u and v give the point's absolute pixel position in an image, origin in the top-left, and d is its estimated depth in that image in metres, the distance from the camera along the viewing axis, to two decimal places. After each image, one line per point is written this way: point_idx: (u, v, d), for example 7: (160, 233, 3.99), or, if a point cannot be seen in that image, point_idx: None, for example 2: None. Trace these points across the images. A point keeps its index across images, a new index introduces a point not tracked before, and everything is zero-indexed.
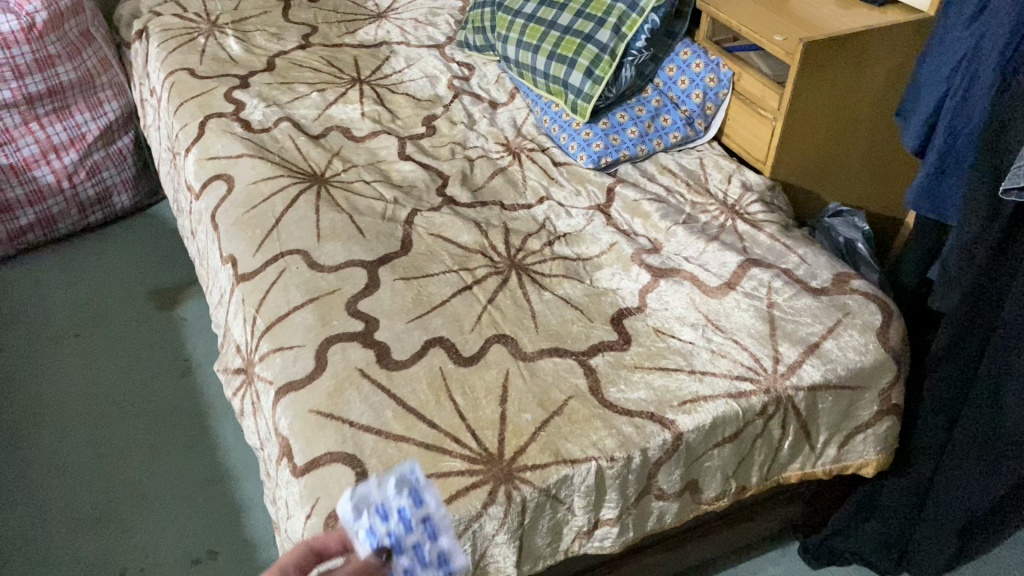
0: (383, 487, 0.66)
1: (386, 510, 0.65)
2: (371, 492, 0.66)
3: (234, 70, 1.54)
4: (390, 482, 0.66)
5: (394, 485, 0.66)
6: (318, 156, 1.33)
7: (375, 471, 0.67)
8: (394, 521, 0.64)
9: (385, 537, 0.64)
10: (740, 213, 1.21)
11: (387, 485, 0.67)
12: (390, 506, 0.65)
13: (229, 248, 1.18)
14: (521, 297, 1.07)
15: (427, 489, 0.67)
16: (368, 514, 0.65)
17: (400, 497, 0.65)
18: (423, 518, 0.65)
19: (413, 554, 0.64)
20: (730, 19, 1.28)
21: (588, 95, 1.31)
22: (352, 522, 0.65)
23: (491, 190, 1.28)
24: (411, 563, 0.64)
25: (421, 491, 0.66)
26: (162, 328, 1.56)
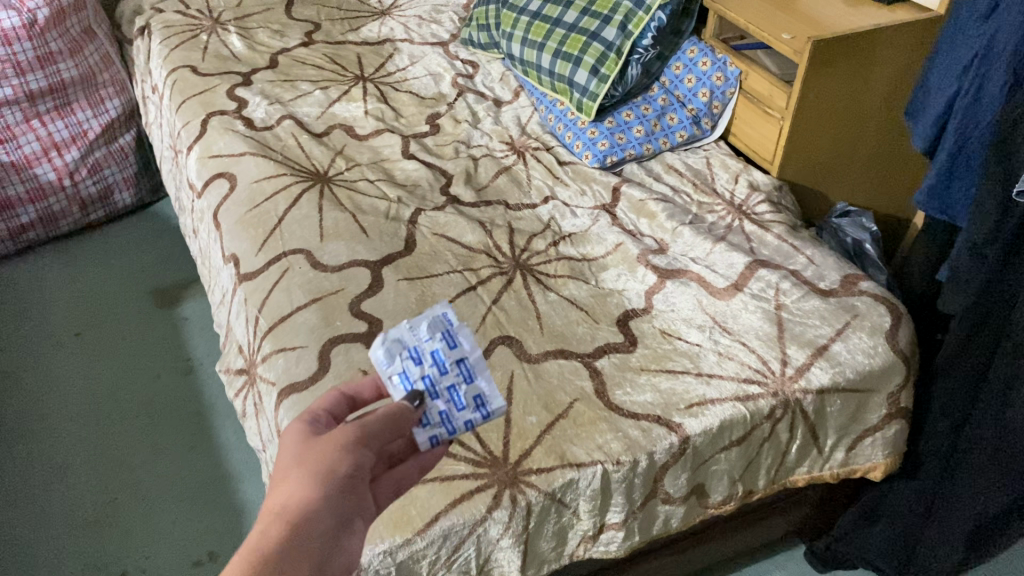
0: (415, 331, 0.69)
1: (419, 353, 0.67)
2: (403, 336, 0.68)
3: (237, 67, 1.53)
4: (423, 325, 0.68)
5: (427, 329, 0.69)
6: (321, 155, 1.32)
7: (408, 316, 0.69)
8: (428, 364, 0.67)
9: (421, 379, 0.67)
10: (747, 213, 1.20)
11: (420, 329, 0.69)
12: (422, 349, 0.68)
13: (231, 247, 1.17)
14: (526, 299, 1.06)
15: (459, 332, 0.69)
16: (402, 358, 0.67)
17: (434, 339, 0.68)
18: (457, 360, 0.68)
19: (448, 396, 0.67)
20: (737, 17, 1.27)
21: (594, 94, 1.30)
22: (385, 366, 0.67)
23: (495, 190, 1.27)
24: (447, 404, 0.66)
25: (454, 335, 0.69)
26: (163, 328, 1.55)
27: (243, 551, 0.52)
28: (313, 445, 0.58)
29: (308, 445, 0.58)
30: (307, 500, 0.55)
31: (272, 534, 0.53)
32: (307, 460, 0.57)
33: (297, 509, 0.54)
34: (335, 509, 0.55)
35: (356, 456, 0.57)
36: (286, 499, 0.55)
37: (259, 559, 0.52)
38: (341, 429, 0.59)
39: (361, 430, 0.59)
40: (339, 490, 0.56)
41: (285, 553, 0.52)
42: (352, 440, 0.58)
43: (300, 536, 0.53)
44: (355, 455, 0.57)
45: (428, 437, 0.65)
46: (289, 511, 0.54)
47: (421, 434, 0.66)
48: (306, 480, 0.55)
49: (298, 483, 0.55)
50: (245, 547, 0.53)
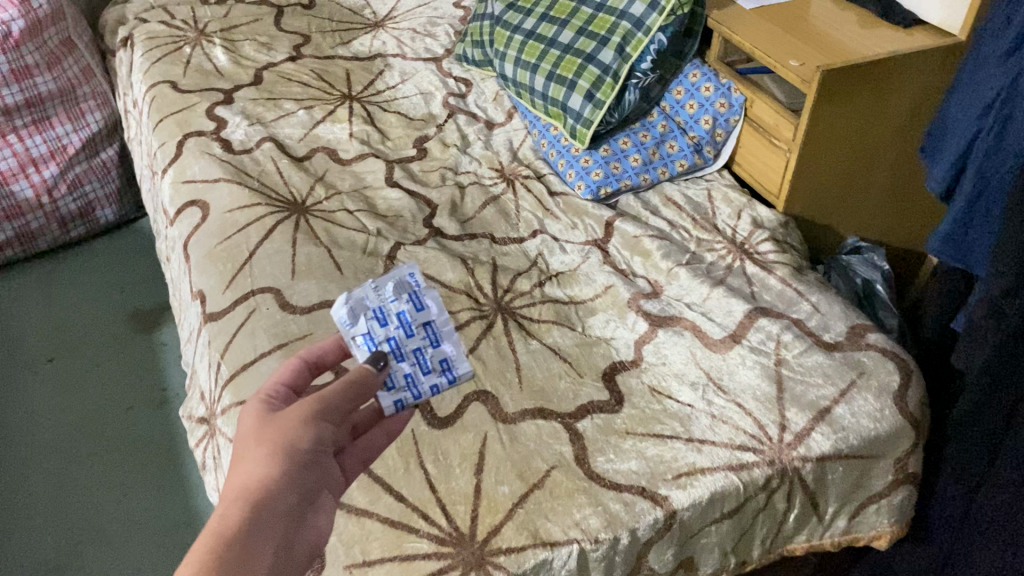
0: (382, 292, 0.76)
1: (385, 315, 0.75)
2: (369, 297, 0.76)
3: (219, 83, 1.46)
4: (388, 288, 0.76)
5: (392, 290, 0.77)
6: (300, 181, 1.25)
7: (374, 279, 0.76)
8: (394, 327, 0.75)
9: (387, 340, 0.75)
10: (749, 252, 1.12)
11: (385, 289, 0.77)
12: (388, 310, 0.76)
13: (199, 282, 1.11)
14: (506, 347, 0.98)
15: (424, 294, 0.77)
16: (368, 320, 0.75)
17: (400, 302, 0.76)
18: (422, 323, 0.76)
19: (415, 358, 0.76)
20: (742, 40, 1.19)
21: (588, 120, 1.22)
22: (350, 326, 0.75)
23: (482, 222, 1.20)
24: (413, 367, 0.75)
25: (420, 297, 0.77)
26: (140, 354, 1.49)
27: (210, 530, 0.57)
28: (273, 422, 0.63)
29: (267, 422, 0.63)
30: (270, 478, 0.60)
31: (236, 513, 0.58)
32: (269, 437, 0.62)
33: (259, 487, 0.60)
34: (298, 485, 0.61)
35: (317, 431, 0.64)
36: (250, 477, 0.60)
37: (228, 535, 0.56)
38: (299, 405, 0.64)
39: (321, 404, 0.65)
40: (301, 465, 0.62)
41: (252, 527, 0.58)
42: (313, 415, 0.64)
43: (263, 510, 0.59)
44: (314, 431, 0.63)
45: (393, 401, 0.74)
46: (253, 489, 0.59)
47: (388, 398, 0.74)
48: (269, 458, 0.61)
49: (260, 461, 0.61)
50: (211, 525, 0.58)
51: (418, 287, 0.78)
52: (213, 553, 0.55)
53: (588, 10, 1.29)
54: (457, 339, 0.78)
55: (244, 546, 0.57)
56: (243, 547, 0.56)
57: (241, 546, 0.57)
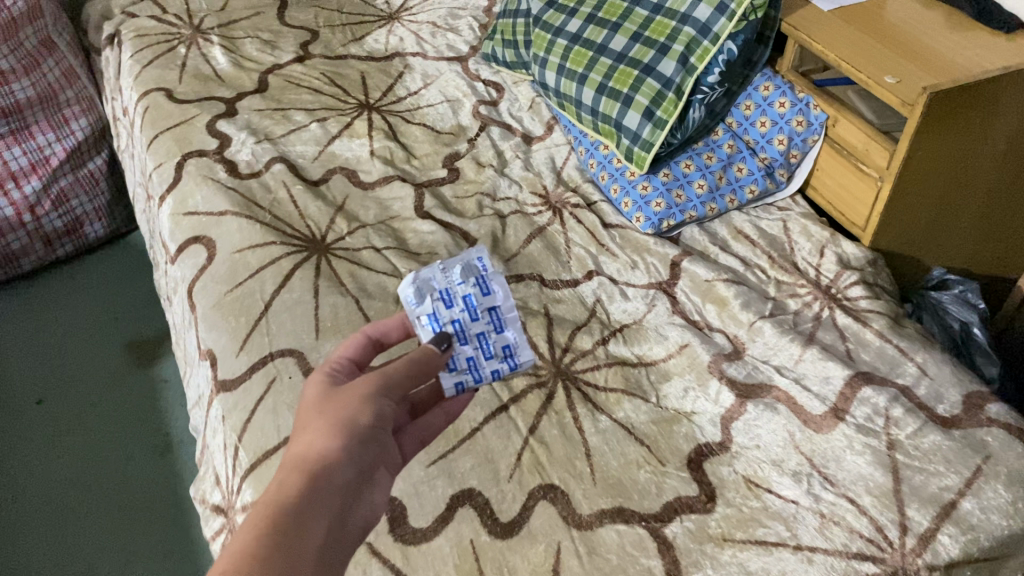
0: (449, 275, 0.77)
1: (451, 296, 0.76)
2: (435, 278, 0.76)
3: (219, 90, 1.30)
4: (456, 270, 0.77)
5: (459, 273, 0.77)
6: (317, 212, 1.09)
7: (442, 261, 0.77)
8: (459, 309, 0.76)
9: (452, 322, 0.75)
10: (839, 299, 0.98)
11: (453, 271, 0.77)
12: (454, 292, 0.76)
13: (208, 339, 0.96)
14: (572, 427, 0.84)
15: (490, 279, 0.77)
16: (433, 300, 0.75)
17: (467, 285, 0.76)
18: (488, 307, 0.77)
19: (478, 342, 0.76)
20: (827, 51, 1.04)
21: (648, 142, 1.07)
22: (415, 306, 0.75)
23: (528, 258, 1.05)
24: (476, 351, 0.76)
25: (486, 282, 0.77)
26: (138, 393, 1.34)
27: (270, 497, 0.58)
28: (335, 397, 0.65)
29: (330, 397, 0.65)
30: (330, 450, 0.61)
31: (295, 481, 0.59)
32: (331, 410, 0.63)
33: (319, 457, 0.61)
34: (356, 458, 0.62)
35: (377, 407, 0.65)
36: (311, 446, 0.61)
37: (286, 500, 0.57)
38: (361, 382, 0.66)
39: (382, 380, 0.66)
40: (360, 438, 0.63)
41: (312, 494, 0.59)
42: (373, 391, 0.65)
43: (322, 480, 0.60)
44: (375, 407, 0.64)
45: (454, 383, 0.75)
46: (313, 459, 0.60)
47: (449, 379, 0.75)
48: (331, 431, 0.62)
49: (321, 433, 0.62)
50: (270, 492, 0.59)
51: (486, 272, 0.78)
52: (272, 517, 0.56)
53: (643, 12, 1.12)
54: (521, 327, 0.78)
55: (303, 512, 0.58)
56: (301, 511, 0.57)
57: (301, 512, 0.57)
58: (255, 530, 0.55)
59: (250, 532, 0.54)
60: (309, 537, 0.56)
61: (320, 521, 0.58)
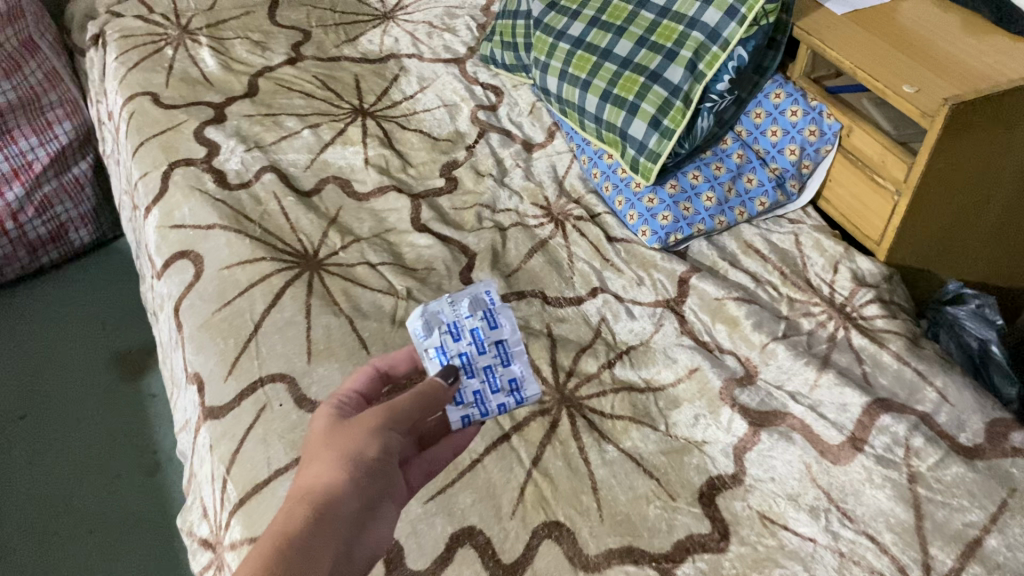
0: (457, 308, 0.75)
1: (458, 329, 0.74)
2: (443, 311, 0.74)
3: (207, 95, 1.25)
4: (464, 303, 0.75)
5: (467, 306, 0.75)
6: (309, 225, 1.05)
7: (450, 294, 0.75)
8: (466, 342, 0.73)
9: (459, 355, 0.73)
10: (855, 319, 0.94)
11: (461, 305, 0.76)
12: (462, 325, 0.74)
13: (196, 362, 0.92)
14: (577, 458, 0.80)
15: (498, 312, 0.75)
16: (441, 333, 0.73)
17: (475, 318, 0.74)
18: (495, 341, 0.74)
19: (485, 375, 0.73)
20: (843, 59, 0.99)
21: (654, 153, 1.02)
22: (423, 338, 0.73)
23: (529, 274, 1.01)
24: (482, 384, 0.73)
25: (494, 315, 0.75)
26: (125, 409, 1.30)
27: (273, 532, 0.55)
28: (342, 429, 0.61)
29: (337, 429, 0.62)
30: (335, 485, 0.57)
31: (298, 516, 0.55)
32: (338, 443, 0.60)
33: (324, 494, 0.57)
34: (362, 493, 0.59)
35: (385, 439, 0.61)
36: (316, 480, 0.58)
37: (288, 537, 0.54)
38: (369, 413, 0.62)
39: (389, 412, 0.63)
40: (367, 472, 0.59)
41: (316, 531, 0.55)
42: (380, 423, 0.62)
43: (326, 516, 0.56)
44: (382, 439, 0.61)
45: (460, 417, 0.72)
46: (318, 494, 0.57)
47: (455, 413, 0.72)
48: (337, 464, 0.58)
49: (327, 466, 0.59)
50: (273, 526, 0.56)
51: (494, 306, 0.76)
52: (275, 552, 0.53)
53: (649, 15, 1.08)
54: (528, 361, 0.76)
55: (307, 547, 0.54)
56: (305, 547, 0.54)
57: (305, 548, 0.54)
58: (256, 569, 0.51)
59: (251, 571, 0.50)
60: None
61: (324, 558, 0.55)
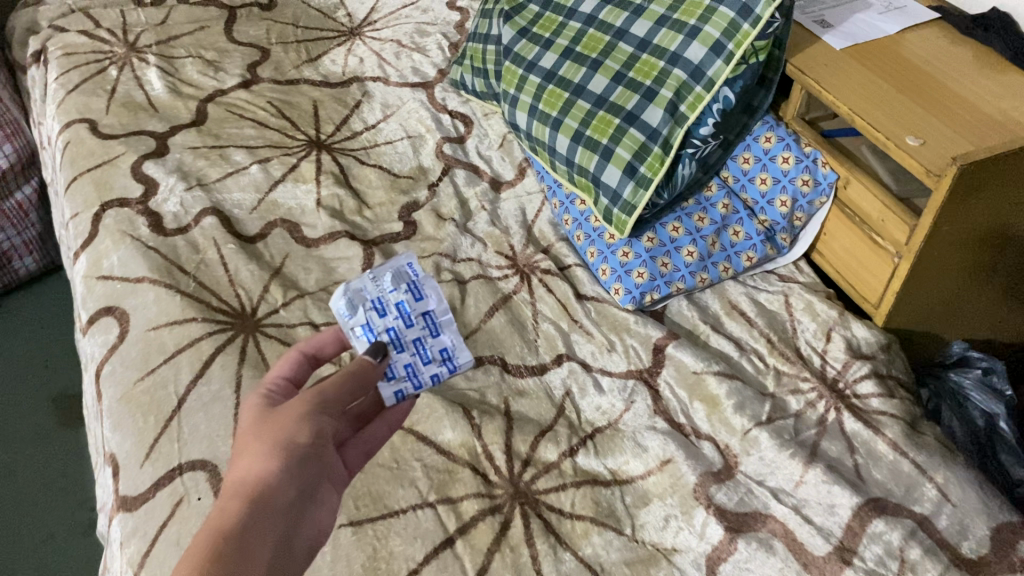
0: (380, 283, 0.72)
1: (383, 305, 0.71)
2: (366, 287, 0.72)
3: (150, 123, 1.15)
4: (387, 277, 0.72)
5: (390, 280, 0.73)
6: (249, 278, 0.95)
7: (372, 268, 0.72)
8: (393, 317, 0.71)
9: (386, 331, 0.71)
10: (847, 398, 0.85)
11: (383, 278, 0.73)
12: (387, 300, 0.72)
13: (113, 439, 0.82)
14: (528, 570, 0.71)
15: (423, 284, 0.73)
16: (365, 310, 0.71)
17: (399, 292, 0.72)
18: (422, 312, 0.73)
19: (415, 348, 0.72)
20: (840, 103, 0.89)
21: (629, 203, 0.92)
22: (348, 318, 0.71)
23: (488, 336, 0.91)
24: (413, 358, 0.72)
25: (419, 287, 0.73)
26: (65, 457, 1.21)
27: (208, 528, 0.52)
28: (271, 416, 0.59)
29: (265, 418, 0.59)
30: (271, 472, 0.55)
31: (234, 507, 0.53)
32: (268, 431, 0.58)
33: (259, 482, 0.55)
34: (298, 478, 0.57)
35: (317, 423, 0.60)
36: (247, 473, 0.56)
37: (228, 528, 0.52)
38: (298, 399, 0.61)
39: (320, 396, 0.61)
40: (301, 458, 0.57)
41: (255, 519, 0.53)
42: (310, 408, 0.60)
43: (264, 505, 0.54)
44: (314, 423, 0.60)
45: (394, 393, 0.71)
46: (252, 486, 0.55)
47: (387, 389, 0.71)
48: (268, 452, 0.56)
49: (259, 456, 0.56)
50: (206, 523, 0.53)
51: (418, 277, 0.74)
52: (214, 545, 0.50)
53: (627, 48, 0.97)
54: (455, 329, 0.75)
55: (247, 538, 0.52)
56: (245, 539, 0.52)
57: (243, 539, 0.52)
58: (195, 562, 0.49)
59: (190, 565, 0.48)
60: (255, 563, 0.51)
61: (264, 548, 0.52)
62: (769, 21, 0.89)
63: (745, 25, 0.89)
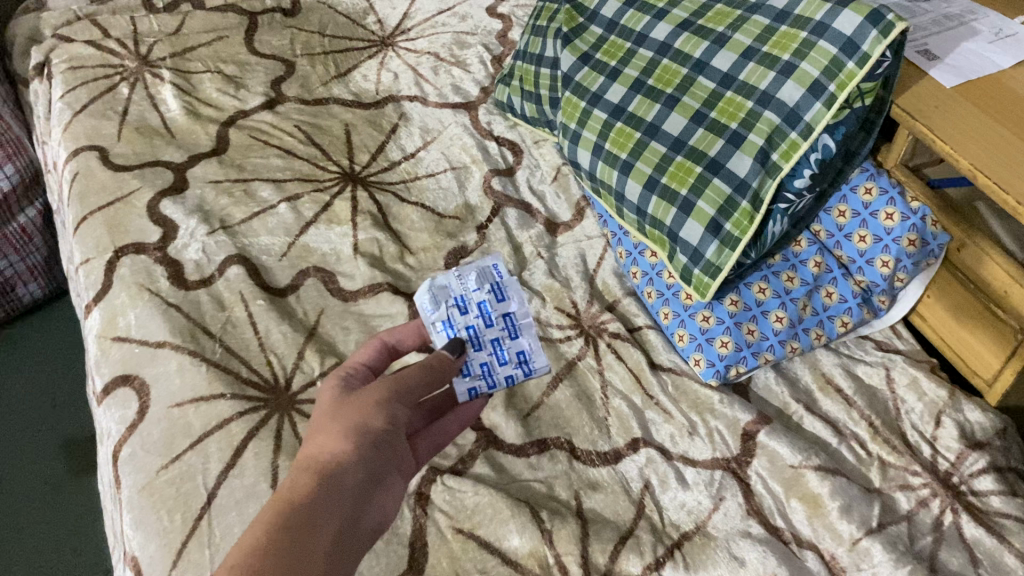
0: (464, 281, 0.77)
1: (466, 303, 0.76)
2: (451, 285, 0.76)
3: (166, 151, 1.04)
4: (471, 277, 0.77)
5: (475, 280, 0.77)
6: (282, 342, 0.85)
7: (458, 267, 0.77)
8: (474, 315, 0.75)
9: (466, 328, 0.75)
10: (965, 496, 0.75)
11: (467, 278, 0.77)
12: (469, 299, 0.76)
13: (133, 539, 0.72)
14: None
15: (506, 286, 0.77)
16: (448, 306, 0.75)
17: (482, 292, 0.76)
18: (503, 313, 0.77)
19: (492, 348, 0.76)
20: (958, 156, 0.78)
21: (713, 265, 0.82)
22: (431, 312, 0.74)
23: (554, 414, 0.81)
24: (490, 356, 0.75)
25: (501, 289, 0.77)
26: (75, 511, 1.11)
27: (280, 496, 0.52)
28: (347, 402, 0.61)
29: (342, 402, 0.61)
30: (342, 451, 0.56)
31: (306, 478, 0.53)
32: (343, 414, 0.59)
33: (331, 457, 0.55)
34: (371, 460, 0.57)
35: (390, 411, 0.61)
36: (320, 451, 0.56)
37: (299, 497, 0.52)
38: (375, 385, 0.62)
39: (398, 384, 0.63)
40: (373, 441, 0.58)
41: (326, 490, 0.53)
42: (387, 396, 0.62)
43: (336, 478, 0.54)
44: (388, 412, 0.60)
45: (468, 389, 0.74)
46: (325, 462, 0.55)
47: (463, 384, 0.74)
48: (342, 433, 0.57)
49: (334, 436, 0.57)
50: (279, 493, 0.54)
51: (500, 279, 0.78)
52: (282, 512, 0.50)
53: (708, 84, 0.86)
54: (533, 333, 0.79)
55: (317, 508, 0.52)
56: (314, 511, 0.51)
57: (313, 510, 0.51)
58: (266, 525, 0.49)
59: (258, 531, 0.48)
60: (322, 532, 0.51)
61: (334, 521, 0.52)
62: (879, 60, 0.77)
63: (850, 64, 0.78)
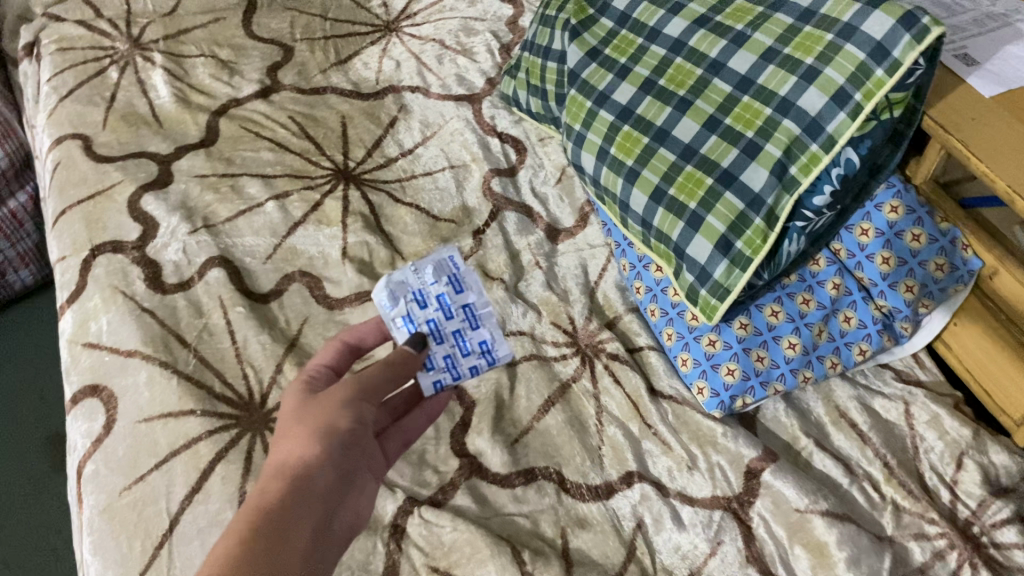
0: (418, 269, 0.64)
1: (424, 297, 0.63)
2: (405, 276, 0.63)
3: (152, 142, 0.99)
4: (428, 266, 0.64)
5: (430, 268, 0.64)
6: (260, 353, 0.80)
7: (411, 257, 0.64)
8: (433, 309, 0.63)
9: (426, 324, 0.63)
10: (986, 549, 0.69)
11: (424, 270, 0.64)
12: (427, 292, 0.63)
13: (92, 565, 0.68)
14: None
15: (465, 275, 0.64)
16: (406, 300, 0.63)
17: (440, 283, 0.63)
18: (463, 305, 0.63)
19: (455, 341, 0.63)
20: (992, 175, 0.71)
21: (721, 286, 0.75)
22: (388, 308, 0.63)
23: (543, 441, 0.75)
24: (452, 349, 0.63)
25: (461, 279, 0.64)
26: (58, 509, 1.08)
27: (247, 509, 0.50)
28: (314, 402, 0.56)
29: (308, 402, 0.57)
30: (309, 457, 0.53)
31: (274, 489, 0.51)
32: (310, 416, 0.55)
33: (299, 466, 0.53)
34: (338, 466, 0.54)
35: (359, 411, 0.56)
36: (287, 456, 0.53)
37: (266, 511, 0.50)
38: (342, 383, 0.57)
39: (364, 382, 0.57)
40: (341, 445, 0.55)
41: (293, 502, 0.51)
42: (354, 396, 0.57)
43: (304, 489, 0.52)
44: (357, 411, 0.56)
45: (432, 383, 0.63)
46: (292, 471, 0.52)
47: (426, 379, 0.63)
48: (308, 436, 0.54)
49: (300, 440, 0.54)
50: (245, 503, 0.51)
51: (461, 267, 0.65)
52: (250, 529, 0.48)
53: (725, 87, 0.79)
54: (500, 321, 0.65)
55: (284, 523, 0.50)
56: (281, 527, 0.49)
57: (281, 526, 0.49)
58: (236, 543, 0.47)
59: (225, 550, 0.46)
60: (290, 548, 0.49)
61: (301, 536, 0.50)
62: (910, 68, 0.70)
63: (879, 71, 0.71)
